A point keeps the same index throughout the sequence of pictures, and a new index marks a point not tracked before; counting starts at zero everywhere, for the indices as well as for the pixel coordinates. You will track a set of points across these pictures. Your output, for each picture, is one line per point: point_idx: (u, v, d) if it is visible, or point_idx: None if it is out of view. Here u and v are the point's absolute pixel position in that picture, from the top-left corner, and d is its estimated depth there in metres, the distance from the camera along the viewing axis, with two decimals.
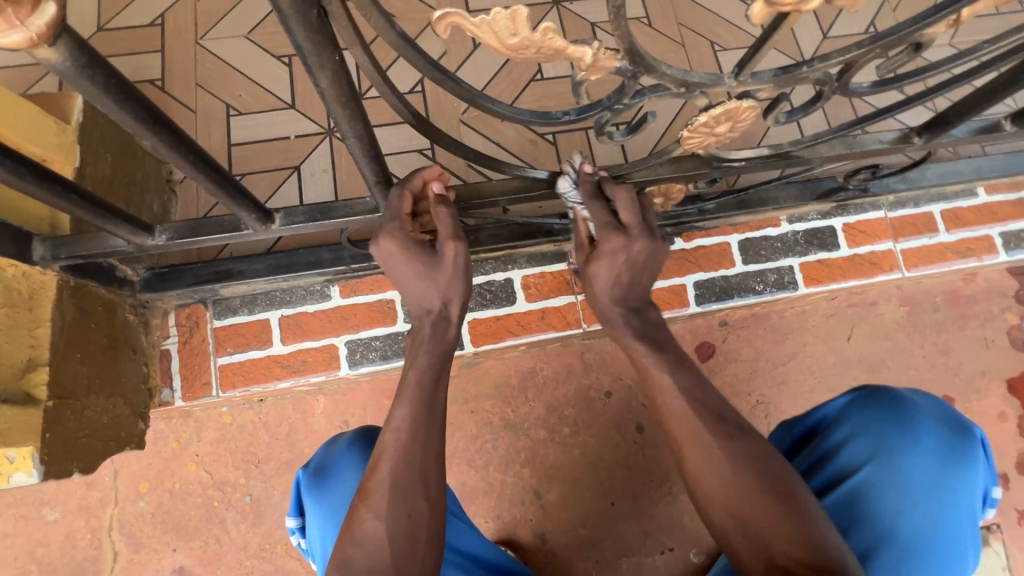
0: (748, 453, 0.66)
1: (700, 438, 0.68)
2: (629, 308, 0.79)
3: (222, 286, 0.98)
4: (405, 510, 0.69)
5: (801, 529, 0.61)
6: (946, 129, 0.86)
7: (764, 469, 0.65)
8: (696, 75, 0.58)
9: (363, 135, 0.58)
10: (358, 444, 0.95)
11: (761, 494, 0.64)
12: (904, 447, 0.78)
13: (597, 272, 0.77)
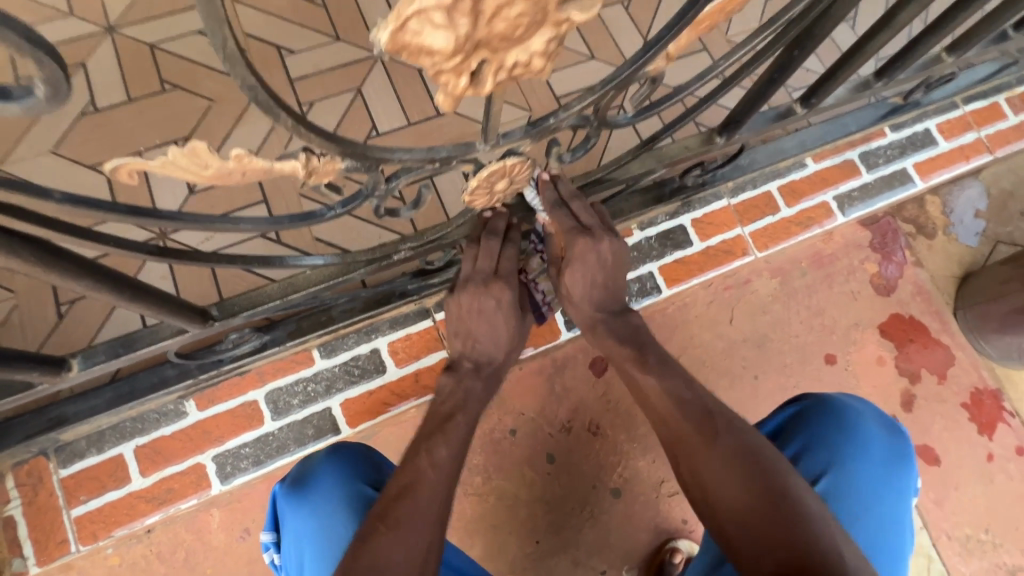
0: (740, 452, 0.68)
1: (694, 438, 0.71)
2: (607, 311, 0.90)
3: (60, 433, 0.90)
4: (424, 540, 0.65)
5: (793, 534, 0.61)
6: (739, 127, 0.89)
7: (756, 471, 0.66)
8: (442, 150, 0.58)
9: (95, 281, 0.55)
10: (345, 452, 0.81)
11: (761, 498, 0.64)
12: (853, 455, 0.78)
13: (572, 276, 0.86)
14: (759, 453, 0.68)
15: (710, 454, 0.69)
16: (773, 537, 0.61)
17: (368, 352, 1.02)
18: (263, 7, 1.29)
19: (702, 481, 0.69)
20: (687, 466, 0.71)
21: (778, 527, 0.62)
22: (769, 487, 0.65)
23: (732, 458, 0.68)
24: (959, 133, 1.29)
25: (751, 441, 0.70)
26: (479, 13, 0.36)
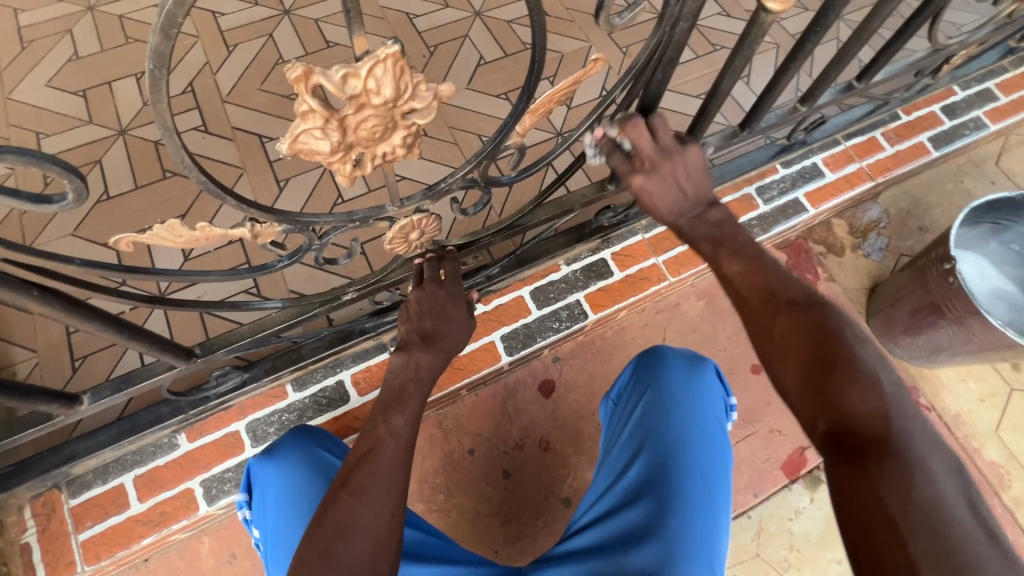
0: (811, 322, 0.65)
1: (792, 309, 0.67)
2: (691, 216, 0.85)
3: (71, 466, 1.06)
4: (388, 510, 0.71)
5: (848, 391, 0.57)
6: (621, 178, 1.11)
7: (830, 349, 0.62)
8: (359, 212, 0.78)
9: (104, 327, 0.73)
10: (305, 431, 0.98)
11: (817, 370, 0.61)
12: (660, 389, 0.94)
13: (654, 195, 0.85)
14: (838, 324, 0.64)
15: (775, 320, 0.67)
16: (845, 403, 0.57)
17: (334, 383, 1.19)
18: (247, 104, 1.56)
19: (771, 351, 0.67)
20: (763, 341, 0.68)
21: (829, 388, 0.58)
22: (830, 359, 0.61)
23: (793, 334, 0.65)
24: (843, 165, 1.53)
25: (827, 317, 0.65)
26: (345, 127, 0.56)
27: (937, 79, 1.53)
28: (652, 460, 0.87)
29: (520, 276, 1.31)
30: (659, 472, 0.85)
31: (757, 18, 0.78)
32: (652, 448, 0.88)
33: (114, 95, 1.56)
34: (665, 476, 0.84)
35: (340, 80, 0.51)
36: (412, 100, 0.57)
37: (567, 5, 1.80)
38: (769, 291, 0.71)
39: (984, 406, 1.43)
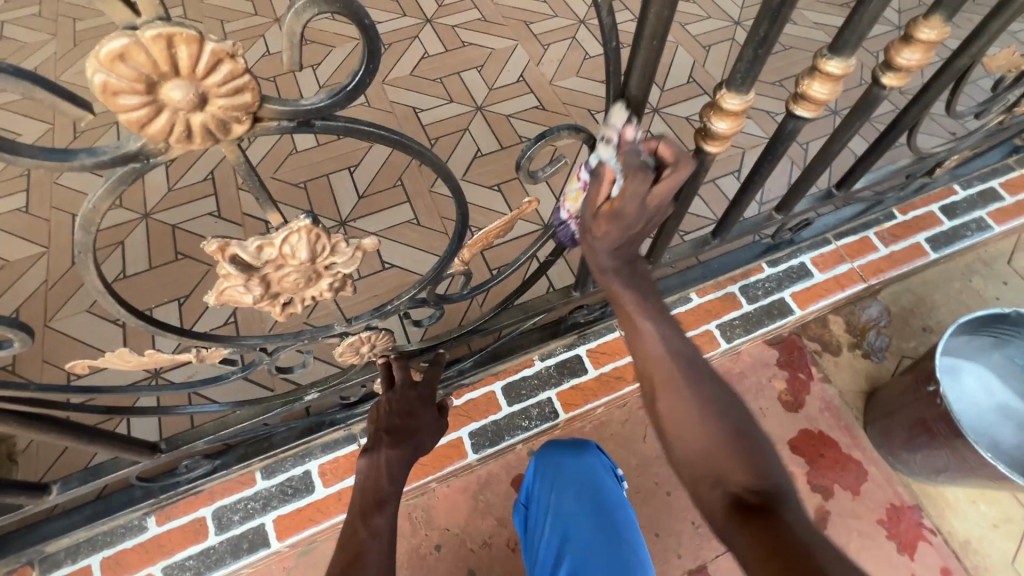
0: (714, 394, 0.66)
1: (688, 376, 0.67)
2: (625, 258, 0.69)
3: (46, 545, 1.11)
4: None
5: (759, 468, 0.60)
6: (586, 286, 1.13)
7: (732, 415, 0.64)
8: (307, 331, 0.83)
9: (63, 434, 0.79)
10: None
11: (728, 438, 0.63)
12: (558, 483, 0.98)
13: (603, 234, 0.66)
14: (732, 398, 0.66)
15: (670, 387, 0.67)
16: (736, 478, 0.60)
17: (301, 473, 1.21)
18: (259, 191, 1.69)
19: (671, 420, 0.66)
20: (664, 409, 0.66)
21: (726, 463, 0.61)
22: (731, 427, 0.63)
23: (684, 407, 0.65)
24: (833, 265, 1.51)
25: (719, 378, 0.68)
26: (267, 282, 0.61)
27: (933, 179, 1.50)
28: (575, 556, 0.88)
29: (492, 370, 1.32)
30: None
31: (700, 158, 0.86)
32: (570, 544, 0.90)
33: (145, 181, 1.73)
34: (591, 564, 0.86)
35: (256, 249, 0.57)
36: (332, 257, 0.62)
37: (565, 101, 1.90)
38: (665, 357, 0.68)
39: (998, 532, 1.31)
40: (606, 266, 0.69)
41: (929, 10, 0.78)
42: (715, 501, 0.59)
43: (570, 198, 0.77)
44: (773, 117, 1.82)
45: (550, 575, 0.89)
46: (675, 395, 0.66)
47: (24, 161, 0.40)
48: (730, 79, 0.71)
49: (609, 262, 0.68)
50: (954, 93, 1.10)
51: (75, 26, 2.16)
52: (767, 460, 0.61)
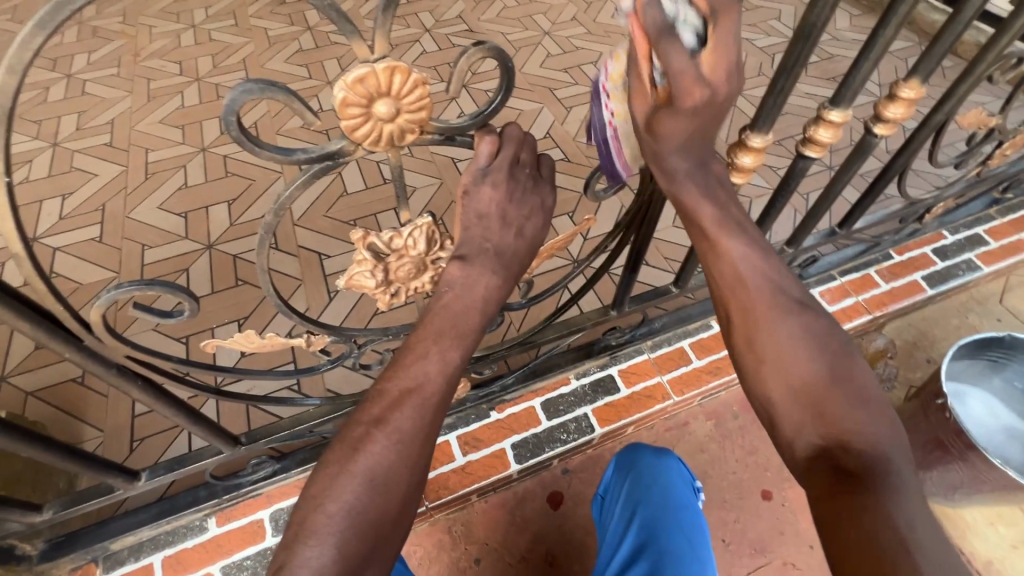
0: (807, 333, 0.68)
1: (777, 313, 0.70)
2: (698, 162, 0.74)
3: (112, 541, 1.16)
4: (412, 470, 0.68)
5: (844, 414, 0.62)
6: (623, 305, 1.27)
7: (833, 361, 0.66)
8: (393, 328, 0.96)
9: (177, 412, 0.89)
10: None
11: (812, 378, 0.65)
12: (635, 477, 1.13)
13: (668, 129, 0.68)
14: (826, 339, 0.68)
15: (755, 311, 0.70)
16: (832, 431, 0.62)
17: None
18: (313, 227, 1.86)
19: (754, 339, 0.70)
20: (745, 340, 0.71)
21: (825, 410, 0.63)
22: (826, 369, 0.66)
23: (775, 339, 0.68)
24: (841, 298, 1.65)
25: (825, 319, 0.70)
26: (388, 270, 0.75)
27: (924, 225, 1.68)
28: (641, 529, 1.05)
29: (532, 387, 1.42)
30: (648, 549, 1.01)
31: None
32: (638, 521, 1.06)
33: (209, 217, 1.91)
34: (653, 543, 1.01)
35: (387, 239, 0.71)
36: (441, 252, 0.77)
37: (587, 154, 2.12)
38: (755, 287, 0.71)
39: (1018, 553, 1.36)
40: (678, 170, 0.73)
41: (908, 75, 0.98)
42: (803, 453, 0.63)
43: (612, 95, 0.74)
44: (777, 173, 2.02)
45: (616, 547, 1.06)
46: (762, 328, 0.69)
47: (264, 155, 0.56)
48: (754, 122, 0.89)
49: (683, 166, 0.73)
50: (935, 145, 1.29)
51: (150, 84, 2.42)
52: (879, 416, 0.62)
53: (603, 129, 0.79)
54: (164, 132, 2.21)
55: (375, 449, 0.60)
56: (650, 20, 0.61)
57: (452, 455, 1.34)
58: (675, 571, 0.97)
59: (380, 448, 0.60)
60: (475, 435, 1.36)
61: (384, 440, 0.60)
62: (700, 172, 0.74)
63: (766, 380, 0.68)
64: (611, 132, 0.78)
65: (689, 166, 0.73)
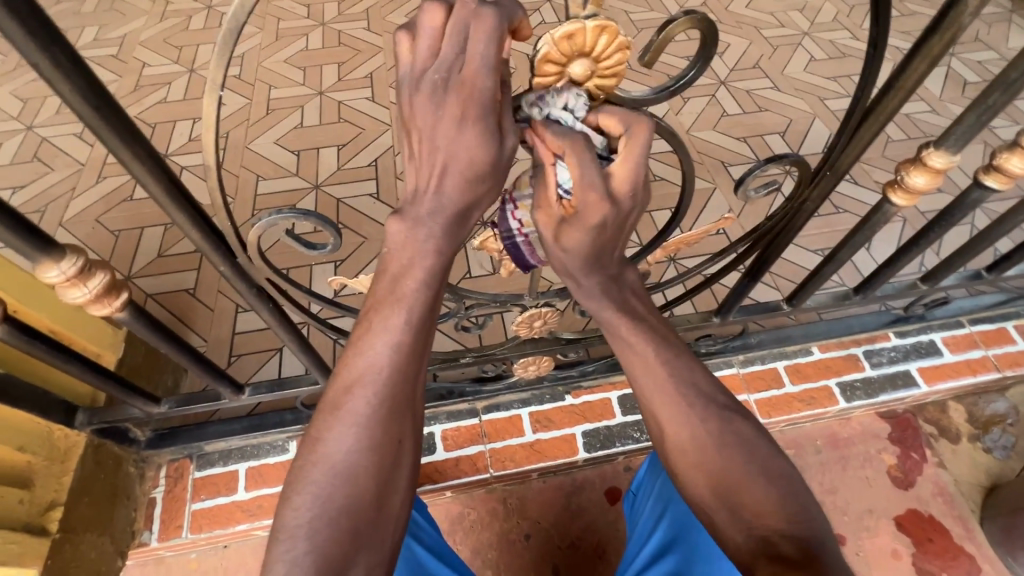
0: (726, 428, 0.67)
1: (686, 402, 0.68)
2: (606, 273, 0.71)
3: (206, 443, 1.26)
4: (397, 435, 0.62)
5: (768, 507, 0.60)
6: (728, 312, 1.20)
7: (749, 452, 0.65)
8: (503, 295, 0.95)
9: (295, 340, 0.94)
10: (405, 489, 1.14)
11: (734, 468, 0.64)
12: (671, 465, 1.07)
13: (564, 239, 0.65)
14: (742, 432, 0.67)
15: (673, 411, 0.68)
16: (761, 521, 0.60)
17: (426, 432, 1.33)
18: None
19: (677, 442, 0.68)
20: (671, 430, 0.68)
21: (750, 505, 0.61)
22: (749, 461, 0.64)
23: (693, 444, 0.67)
24: (966, 348, 1.48)
25: (740, 421, 0.68)
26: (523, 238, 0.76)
27: None
28: (672, 520, 0.99)
29: (611, 378, 1.38)
30: (679, 539, 0.95)
31: (881, 208, 0.93)
32: (670, 516, 1.00)
33: (319, 159, 1.99)
34: (684, 534, 0.95)
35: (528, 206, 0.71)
36: None
37: (699, 150, 2.00)
38: (672, 391, 0.69)
39: None
40: (589, 288, 0.71)
41: None
42: (743, 546, 0.60)
43: (520, 205, 0.70)
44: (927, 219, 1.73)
45: (646, 540, 1.03)
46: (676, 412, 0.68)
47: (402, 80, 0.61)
48: (941, 140, 0.79)
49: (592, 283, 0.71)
50: None
51: (279, 24, 2.52)
52: (794, 498, 0.61)
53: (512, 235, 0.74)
54: (288, 71, 2.30)
55: (317, 489, 0.57)
56: (555, 136, 0.59)
57: (522, 429, 1.34)
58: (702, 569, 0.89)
59: (316, 488, 0.57)
60: (548, 416, 1.36)
61: (324, 478, 0.58)
62: (614, 287, 0.72)
63: (694, 477, 0.66)
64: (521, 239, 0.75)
65: (600, 284, 0.71)
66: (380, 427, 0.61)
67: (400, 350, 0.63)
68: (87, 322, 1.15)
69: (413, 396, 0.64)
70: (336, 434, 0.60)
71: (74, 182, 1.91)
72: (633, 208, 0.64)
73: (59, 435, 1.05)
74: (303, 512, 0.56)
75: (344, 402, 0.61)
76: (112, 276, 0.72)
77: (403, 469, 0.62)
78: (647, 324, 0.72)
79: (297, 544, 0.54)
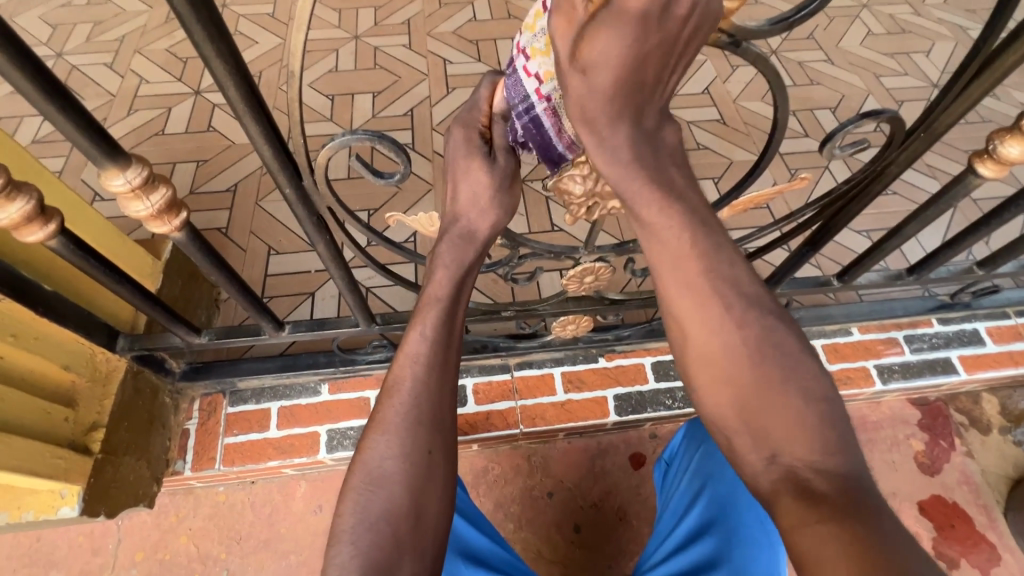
0: (757, 346, 0.63)
1: (708, 309, 0.65)
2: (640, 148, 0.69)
3: (239, 380, 1.26)
4: (425, 445, 0.65)
5: (783, 424, 0.59)
6: (779, 283, 1.17)
7: (786, 374, 0.61)
8: (559, 246, 0.93)
9: (345, 279, 0.92)
10: None
11: (761, 389, 0.61)
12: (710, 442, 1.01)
13: (603, 51, 0.59)
14: (778, 354, 0.63)
15: (698, 318, 0.65)
16: (791, 449, 0.58)
17: (457, 385, 1.33)
18: None
19: (706, 351, 0.65)
20: (699, 352, 0.65)
21: (779, 429, 0.59)
22: (778, 382, 0.61)
23: (724, 355, 0.63)
24: (1009, 340, 1.45)
25: (779, 341, 0.64)
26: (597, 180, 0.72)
27: None
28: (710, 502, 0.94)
29: (646, 345, 1.38)
30: (721, 520, 0.91)
31: (964, 179, 0.88)
32: (708, 495, 0.95)
33: (353, 105, 1.94)
34: (723, 515, 0.91)
35: None
36: None
37: (746, 120, 1.93)
38: (705, 293, 0.65)
39: None
40: (618, 145, 0.66)
41: None
42: (766, 475, 0.59)
43: (532, 62, 0.66)
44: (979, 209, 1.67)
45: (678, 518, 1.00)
46: (701, 328, 0.65)
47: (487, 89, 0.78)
48: None
49: (617, 145, 0.66)
50: None
51: None
52: (831, 428, 0.58)
53: (525, 113, 0.70)
54: (322, 12, 2.22)
55: (358, 498, 0.62)
56: None
57: (553, 388, 1.34)
58: (744, 552, 0.85)
59: (359, 497, 0.62)
60: (580, 377, 1.35)
61: (363, 488, 0.62)
62: (645, 142, 0.67)
63: (718, 393, 0.64)
64: (541, 116, 0.70)
65: (631, 145, 0.66)
66: (411, 438, 0.65)
67: (425, 367, 0.69)
68: (129, 250, 1.13)
69: (441, 409, 0.68)
70: (372, 448, 0.65)
71: (105, 113, 1.88)
72: (686, 20, 0.58)
73: (101, 359, 1.05)
74: (348, 520, 0.61)
75: (378, 417, 0.67)
76: (174, 194, 0.70)
77: (437, 480, 0.65)
78: (682, 205, 0.66)
79: (343, 550, 0.59)
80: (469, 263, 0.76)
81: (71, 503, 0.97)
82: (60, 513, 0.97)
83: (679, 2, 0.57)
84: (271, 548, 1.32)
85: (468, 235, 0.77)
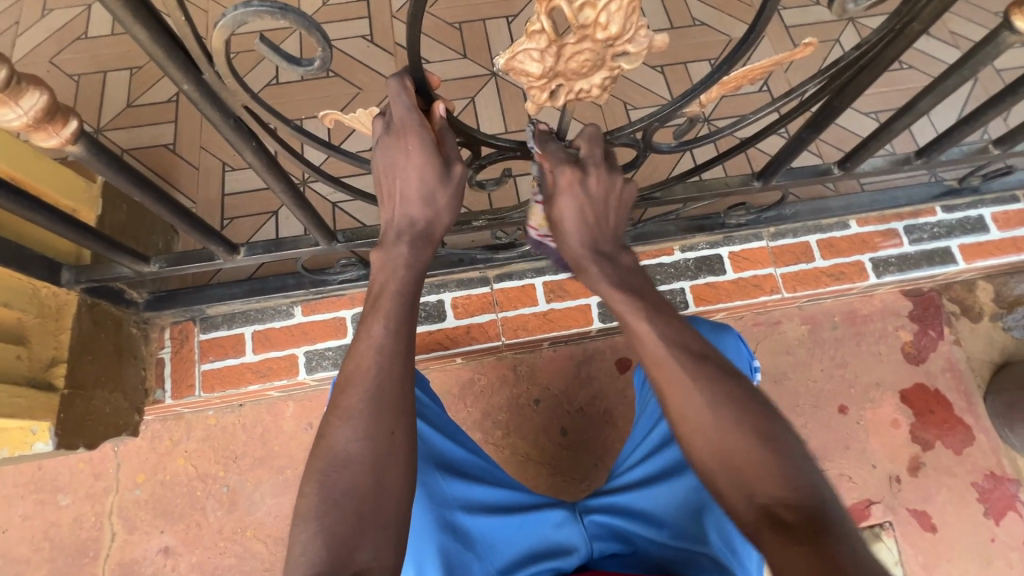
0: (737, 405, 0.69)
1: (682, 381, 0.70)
2: (595, 248, 0.82)
3: (208, 307, 1.21)
4: (387, 427, 0.66)
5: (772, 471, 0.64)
6: (774, 174, 1.07)
7: (701, 415, 0.69)
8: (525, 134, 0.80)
9: (287, 192, 0.82)
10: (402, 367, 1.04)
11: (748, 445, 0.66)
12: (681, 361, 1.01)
13: (562, 212, 0.81)
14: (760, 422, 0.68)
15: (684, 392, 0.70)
16: (764, 488, 0.63)
17: (435, 300, 1.29)
18: None
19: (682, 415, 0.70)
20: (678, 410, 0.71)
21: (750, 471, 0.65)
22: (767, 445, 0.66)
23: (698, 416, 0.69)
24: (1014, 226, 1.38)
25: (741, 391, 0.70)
26: (560, 55, 0.59)
27: None
28: None
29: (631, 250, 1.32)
30: None
31: (998, 36, 0.75)
32: None
33: None
34: None
35: (577, 7, 0.54)
36: (627, 44, 0.59)
37: None
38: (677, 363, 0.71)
39: None
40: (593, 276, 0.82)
41: None
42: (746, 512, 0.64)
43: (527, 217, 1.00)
44: (1002, 80, 1.50)
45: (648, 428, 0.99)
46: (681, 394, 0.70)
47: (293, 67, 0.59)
48: None
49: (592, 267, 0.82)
50: None
51: None
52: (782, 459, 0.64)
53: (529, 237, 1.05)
54: None
55: (322, 479, 0.63)
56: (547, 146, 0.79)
57: (535, 299, 1.30)
58: None
59: (322, 481, 0.63)
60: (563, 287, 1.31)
61: (327, 471, 0.63)
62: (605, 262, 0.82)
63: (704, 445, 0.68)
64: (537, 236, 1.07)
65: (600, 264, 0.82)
66: (371, 420, 0.65)
67: (388, 356, 0.68)
68: (59, 173, 1.03)
69: (403, 394, 0.68)
70: (335, 431, 0.65)
71: (17, 16, 1.63)
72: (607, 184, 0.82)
73: (47, 293, 1.00)
74: (313, 501, 0.62)
75: (339, 403, 0.66)
76: (53, 98, 0.58)
77: (399, 461, 0.66)
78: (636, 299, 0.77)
79: (307, 526, 0.61)
80: (425, 266, 0.76)
81: (44, 439, 0.95)
82: (35, 449, 0.96)
83: (597, 176, 0.81)
84: (267, 464, 1.36)
85: (413, 226, 0.76)
